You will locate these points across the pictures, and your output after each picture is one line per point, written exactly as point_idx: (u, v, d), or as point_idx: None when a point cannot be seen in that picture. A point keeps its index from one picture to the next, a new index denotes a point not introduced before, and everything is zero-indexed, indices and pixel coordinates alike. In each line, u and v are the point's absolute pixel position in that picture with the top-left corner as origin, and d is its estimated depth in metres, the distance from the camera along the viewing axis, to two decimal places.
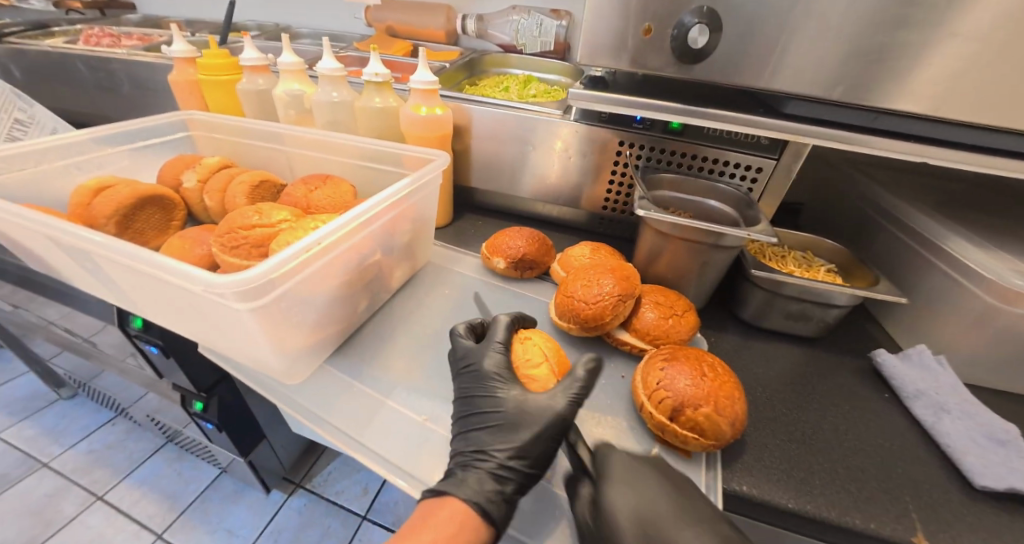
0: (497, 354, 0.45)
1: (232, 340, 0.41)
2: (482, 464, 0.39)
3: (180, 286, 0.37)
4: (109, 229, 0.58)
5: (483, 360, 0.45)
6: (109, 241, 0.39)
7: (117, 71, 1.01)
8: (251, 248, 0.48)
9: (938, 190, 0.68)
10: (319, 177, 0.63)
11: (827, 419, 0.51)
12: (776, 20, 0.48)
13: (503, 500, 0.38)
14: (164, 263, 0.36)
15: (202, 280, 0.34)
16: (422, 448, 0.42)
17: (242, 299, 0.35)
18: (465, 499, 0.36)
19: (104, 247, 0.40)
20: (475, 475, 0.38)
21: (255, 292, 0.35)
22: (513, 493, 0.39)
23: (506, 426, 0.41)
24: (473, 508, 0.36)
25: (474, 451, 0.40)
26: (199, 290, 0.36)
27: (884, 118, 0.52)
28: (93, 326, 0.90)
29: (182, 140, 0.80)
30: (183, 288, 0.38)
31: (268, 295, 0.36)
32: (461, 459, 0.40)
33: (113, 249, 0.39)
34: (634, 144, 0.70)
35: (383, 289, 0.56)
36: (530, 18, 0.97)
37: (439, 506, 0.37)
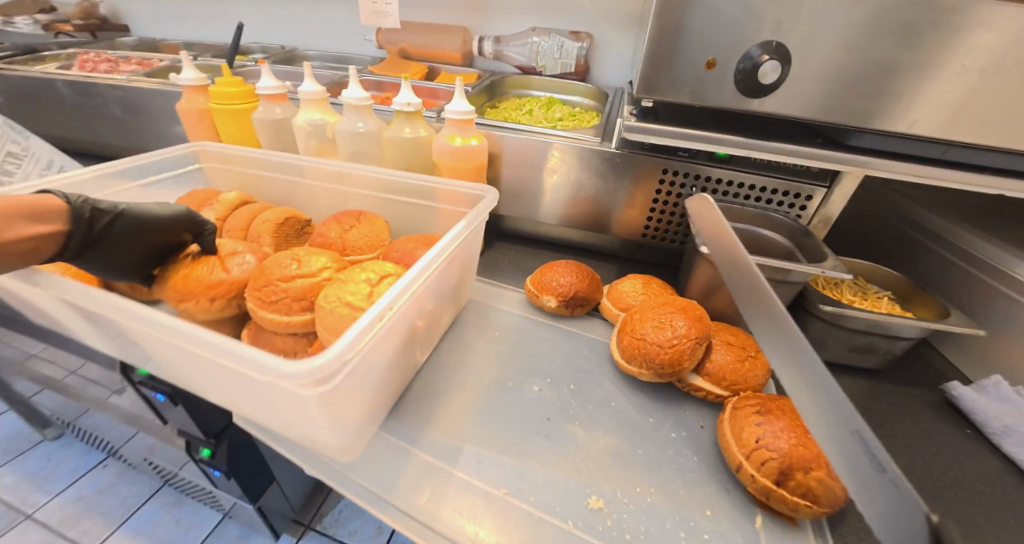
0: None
1: (285, 420, 0.36)
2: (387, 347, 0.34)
3: (236, 368, 0.33)
4: (123, 278, 0.53)
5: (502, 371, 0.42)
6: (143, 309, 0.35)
7: (115, 96, 0.96)
8: (292, 304, 0.44)
9: (990, 211, 0.66)
10: (352, 215, 0.58)
11: (918, 466, 0.48)
12: (854, 52, 0.46)
13: None
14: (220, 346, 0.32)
15: (267, 368, 0.30)
16: (502, 525, 0.36)
17: (311, 386, 0.30)
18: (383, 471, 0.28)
19: (142, 319, 0.36)
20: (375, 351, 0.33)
21: (326, 376, 0.30)
22: None
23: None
24: None
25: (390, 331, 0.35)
26: (259, 373, 0.31)
27: (954, 150, 0.51)
28: (91, 371, 0.83)
29: (193, 172, 0.75)
30: (238, 372, 0.33)
31: (338, 376, 0.32)
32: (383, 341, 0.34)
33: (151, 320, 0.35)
34: (678, 172, 0.67)
35: (430, 339, 0.51)
36: (550, 39, 0.95)
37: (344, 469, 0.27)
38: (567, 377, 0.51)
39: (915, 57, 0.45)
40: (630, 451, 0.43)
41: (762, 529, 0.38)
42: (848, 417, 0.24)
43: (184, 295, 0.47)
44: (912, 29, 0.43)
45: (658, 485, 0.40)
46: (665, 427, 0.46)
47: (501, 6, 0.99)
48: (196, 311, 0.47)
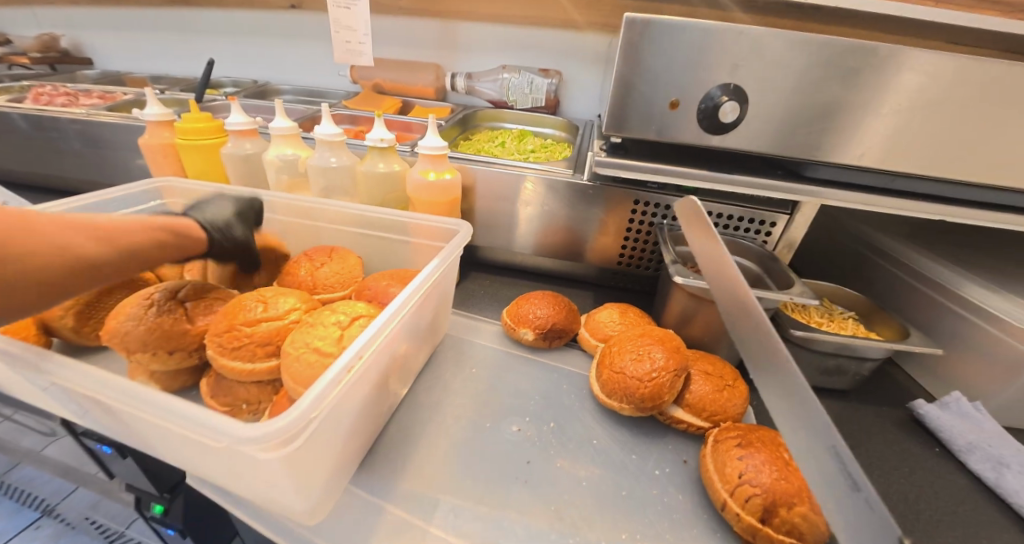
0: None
1: (244, 484, 0.33)
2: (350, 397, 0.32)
3: (190, 433, 0.30)
4: (67, 323, 0.49)
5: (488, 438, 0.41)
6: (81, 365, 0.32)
7: (72, 130, 0.92)
8: (256, 349, 0.42)
9: (935, 233, 0.71)
10: (323, 251, 0.57)
11: (892, 490, 0.49)
12: (801, 94, 0.49)
13: None
14: (171, 410, 0.30)
15: (224, 432, 0.28)
16: None
17: (270, 448, 0.28)
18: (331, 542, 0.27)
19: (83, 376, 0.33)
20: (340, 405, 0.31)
21: (288, 436, 0.28)
22: None
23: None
24: None
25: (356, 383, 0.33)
26: (214, 438, 0.29)
27: (901, 180, 0.54)
28: (29, 424, 0.76)
29: (154, 208, 0.72)
30: (193, 437, 0.31)
31: (304, 434, 0.30)
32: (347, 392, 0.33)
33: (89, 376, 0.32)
34: (648, 202, 0.69)
35: (406, 380, 0.49)
36: (520, 76, 0.98)
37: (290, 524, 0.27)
38: (547, 413, 0.50)
39: (854, 99, 0.49)
40: (614, 492, 0.42)
41: None
42: (825, 432, 0.23)
43: (136, 348, 0.43)
44: (850, 72, 0.47)
45: (644, 527, 0.39)
46: (648, 464, 0.45)
47: (473, 44, 1.03)
48: (146, 361, 0.44)
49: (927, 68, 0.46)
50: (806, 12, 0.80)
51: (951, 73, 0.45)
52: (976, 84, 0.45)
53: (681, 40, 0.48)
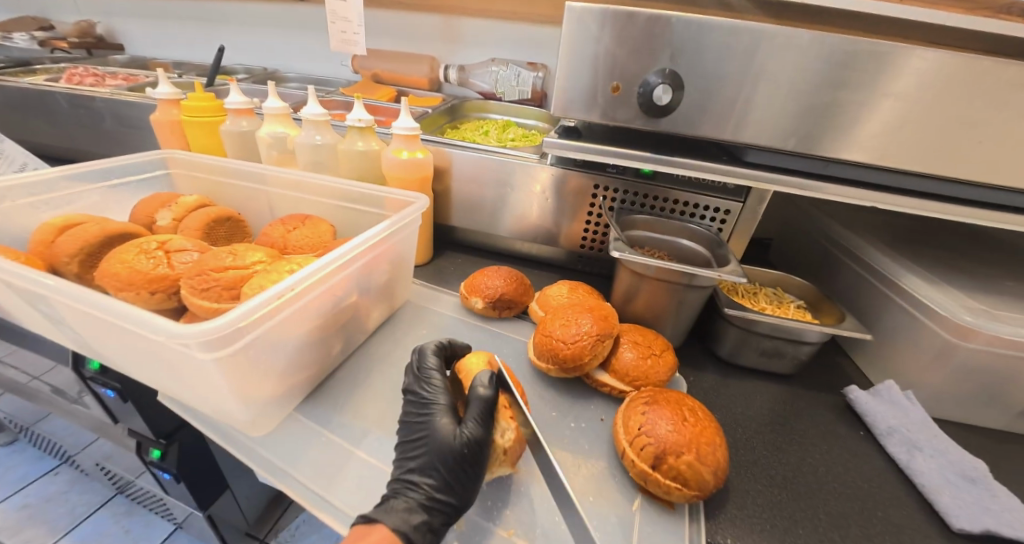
0: (441, 384, 0.44)
1: (200, 392, 0.39)
2: (412, 494, 0.38)
3: (149, 340, 0.36)
4: (71, 268, 0.56)
5: (428, 383, 0.44)
6: (63, 283, 0.39)
7: (98, 108, 1.01)
8: (222, 291, 0.48)
9: (893, 228, 0.72)
10: (297, 217, 0.62)
11: (804, 463, 0.51)
12: (731, 82, 0.53)
13: (429, 531, 0.37)
14: (129, 316, 0.35)
15: (166, 331, 0.33)
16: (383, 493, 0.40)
17: (207, 349, 0.34)
18: (391, 527, 0.35)
19: (63, 294, 0.39)
20: (405, 504, 0.37)
21: (222, 340, 0.34)
22: (439, 525, 0.38)
23: (436, 461, 0.39)
24: (398, 536, 0.35)
25: (410, 479, 0.39)
26: (164, 341, 0.35)
27: (834, 166, 0.57)
28: (47, 370, 0.84)
29: (160, 178, 0.79)
30: (150, 344, 0.37)
31: (237, 343, 0.35)
32: (396, 491, 0.38)
33: (70, 293, 0.38)
34: (608, 187, 0.72)
35: (358, 331, 0.55)
36: (508, 69, 1.03)
37: (367, 530, 0.35)
38: None
39: (780, 87, 0.52)
40: None
41: (637, 511, 0.41)
42: None
43: (122, 288, 0.49)
44: (777, 61, 0.51)
45: None
46: (567, 419, 0.50)
47: (467, 37, 1.08)
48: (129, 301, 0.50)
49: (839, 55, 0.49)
50: None
51: (872, 61, 0.49)
52: (897, 74, 0.49)
53: (620, 28, 0.53)
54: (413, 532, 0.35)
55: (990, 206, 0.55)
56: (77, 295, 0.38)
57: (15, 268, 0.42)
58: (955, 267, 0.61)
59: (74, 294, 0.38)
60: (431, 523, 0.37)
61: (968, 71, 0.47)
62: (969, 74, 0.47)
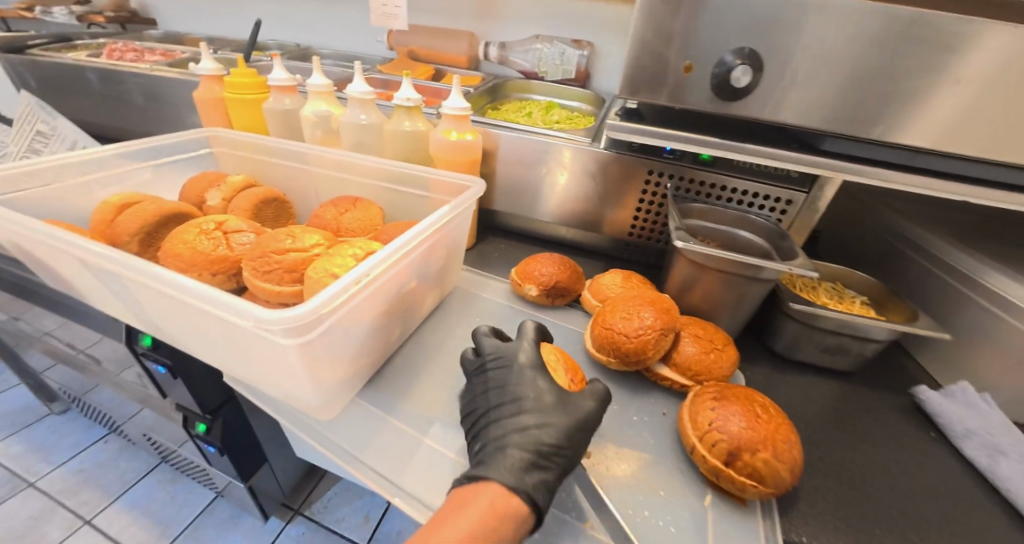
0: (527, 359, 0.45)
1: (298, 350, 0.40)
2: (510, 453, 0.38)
3: (227, 322, 0.36)
4: (130, 248, 0.57)
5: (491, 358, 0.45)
6: (140, 264, 0.39)
7: (138, 84, 1.01)
8: (283, 274, 0.47)
9: (968, 221, 0.68)
10: (348, 199, 0.61)
11: (875, 464, 0.49)
12: (815, 61, 0.49)
13: (545, 488, 0.36)
14: (212, 297, 0.35)
15: (251, 314, 0.33)
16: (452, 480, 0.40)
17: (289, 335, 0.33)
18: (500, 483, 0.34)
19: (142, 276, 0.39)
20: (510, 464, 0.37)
21: (303, 327, 0.34)
22: (554, 481, 0.37)
23: (540, 414, 0.41)
24: (513, 493, 0.34)
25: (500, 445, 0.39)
26: (246, 325, 0.35)
27: (924, 157, 0.53)
28: (100, 345, 0.87)
29: (205, 157, 0.79)
30: (227, 324, 0.36)
31: (316, 330, 0.35)
32: (490, 452, 0.38)
33: (148, 274, 0.38)
34: (663, 173, 0.69)
35: (413, 317, 0.54)
36: (552, 47, 1.00)
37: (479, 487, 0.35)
38: None
39: (871, 67, 0.48)
40: None
41: (709, 507, 0.40)
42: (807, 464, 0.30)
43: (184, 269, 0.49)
44: (873, 38, 0.46)
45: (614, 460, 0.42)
46: (630, 411, 0.48)
47: (509, 13, 1.04)
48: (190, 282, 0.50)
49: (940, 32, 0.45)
50: None
51: (984, 39, 0.44)
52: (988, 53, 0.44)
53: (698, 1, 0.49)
54: (531, 490, 0.35)
55: None
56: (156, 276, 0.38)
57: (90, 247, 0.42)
58: None
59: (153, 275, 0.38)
60: (547, 480, 0.37)
61: None
62: None
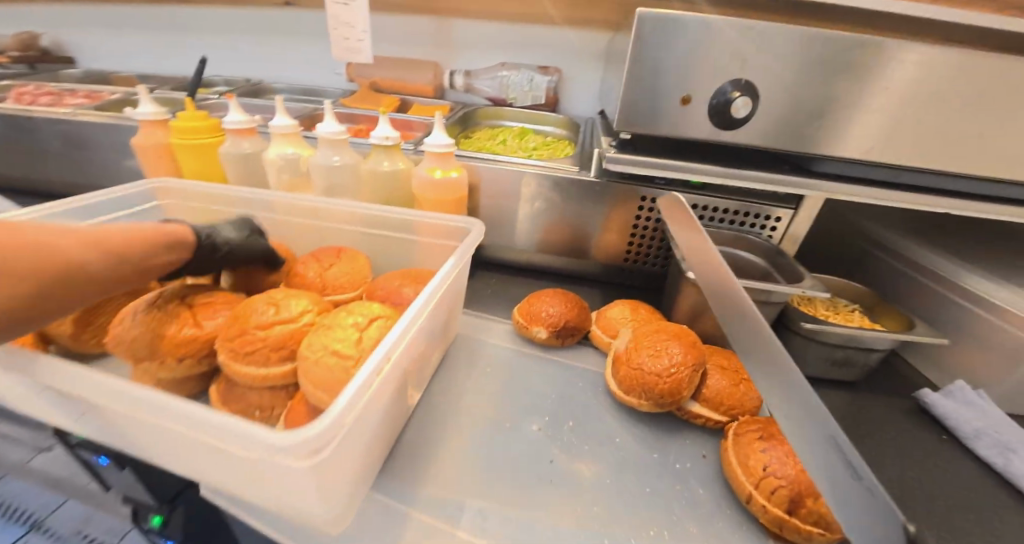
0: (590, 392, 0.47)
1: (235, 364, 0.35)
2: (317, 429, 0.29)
3: (227, 448, 0.30)
4: (65, 330, 0.48)
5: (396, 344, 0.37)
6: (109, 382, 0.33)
7: (56, 131, 0.89)
8: (271, 353, 0.40)
9: (931, 224, 0.73)
10: (331, 251, 0.55)
11: (908, 481, 0.49)
12: (808, 91, 0.50)
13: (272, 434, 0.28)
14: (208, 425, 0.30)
15: (260, 442, 0.28)
16: None
17: (304, 457, 0.28)
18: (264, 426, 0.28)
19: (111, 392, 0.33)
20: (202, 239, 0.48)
21: (322, 443, 0.28)
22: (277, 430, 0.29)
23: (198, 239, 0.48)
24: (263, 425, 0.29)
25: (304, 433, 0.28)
26: (246, 445, 0.29)
27: (905, 174, 0.56)
28: (20, 439, 0.72)
29: (150, 210, 0.69)
30: (227, 451, 0.31)
31: (334, 441, 0.30)
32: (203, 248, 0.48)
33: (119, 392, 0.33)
34: (656, 198, 0.69)
35: (421, 382, 0.48)
36: (520, 74, 0.99)
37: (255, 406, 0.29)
38: (565, 413, 0.49)
39: (858, 96, 0.50)
40: (638, 490, 0.41)
41: None
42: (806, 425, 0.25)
43: (145, 358, 0.42)
44: (860, 70, 0.49)
45: (670, 523, 0.39)
46: (669, 459, 0.45)
47: (473, 42, 1.02)
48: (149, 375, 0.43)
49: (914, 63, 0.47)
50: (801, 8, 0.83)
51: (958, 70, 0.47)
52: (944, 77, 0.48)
53: (694, 34, 0.49)
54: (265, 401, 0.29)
55: None
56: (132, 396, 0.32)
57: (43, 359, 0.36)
58: (1008, 260, 0.62)
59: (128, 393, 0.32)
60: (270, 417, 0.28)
61: None
62: None
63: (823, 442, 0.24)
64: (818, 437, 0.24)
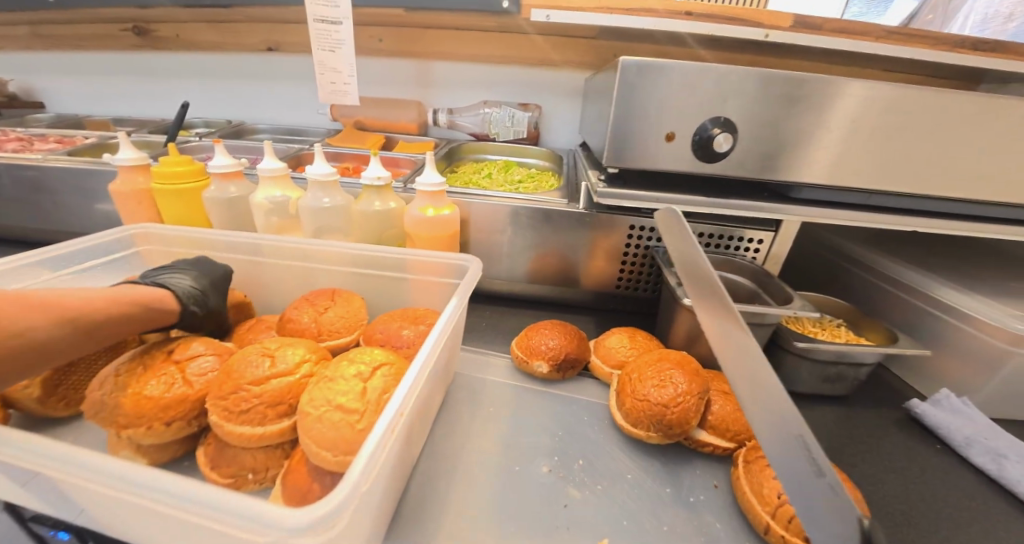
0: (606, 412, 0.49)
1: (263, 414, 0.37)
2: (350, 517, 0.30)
3: (229, 532, 0.29)
4: (33, 394, 0.45)
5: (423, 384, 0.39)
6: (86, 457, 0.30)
7: (25, 179, 0.85)
8: (269, 410, 0.39)
9: (898, 240, 0.77)
10: (325, 295, 0.54)
11: (914, 496, 0.50)
12: (781, 125, 0.54)
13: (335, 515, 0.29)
14: (210, 509, 0.28)
15: (269, 523, 0.26)
16: None
17: (316, 529, 0.27)
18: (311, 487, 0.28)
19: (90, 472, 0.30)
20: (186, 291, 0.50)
21: (338, 510, 0.27)
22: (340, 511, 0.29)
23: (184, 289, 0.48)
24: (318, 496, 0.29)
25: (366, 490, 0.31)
26: (248, 521, 0.27)
27: (874, 197, 0.60)
28: None
29: (129, 258, 0.66)
30: (228, 533, 0.29)
31: (345, 514, 0.28)
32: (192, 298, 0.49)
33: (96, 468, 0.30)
34: (643, 226, 0.71)
35: (425, 427, 0.47)
36: (501, 110, 1.02)
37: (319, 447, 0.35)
38: (574, 450, 0.48)
39: (828, 127, 0.54)
40: (656, 527, 0.41)
41: None
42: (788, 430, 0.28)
43: (129, 425, 0.39)
44: (826, 104, 0.53)
45: None
46: (683, 492, 0.45)
47: (455, 81, 1.05)
48: (130, 441, 0.40)
49: (872, 99, 0.52)
50: (761, 46, 0.89)
51: (912, 103, 0.52)
52: (889, 115, 0.52)
53: (674, 77, 0.52)
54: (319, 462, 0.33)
55: (1004, 222, 0.61)
56: (120, 478, 0.30)
57: (8, 436, 0.33)
58: (973, 272, 0.66)
59: (113, 476, 0.30)
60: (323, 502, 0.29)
61: (990, 109, 0.52)
62: (989, 110, 0.52)
63: (790, 442, 0.29)
64: (785, 436, 0.29)
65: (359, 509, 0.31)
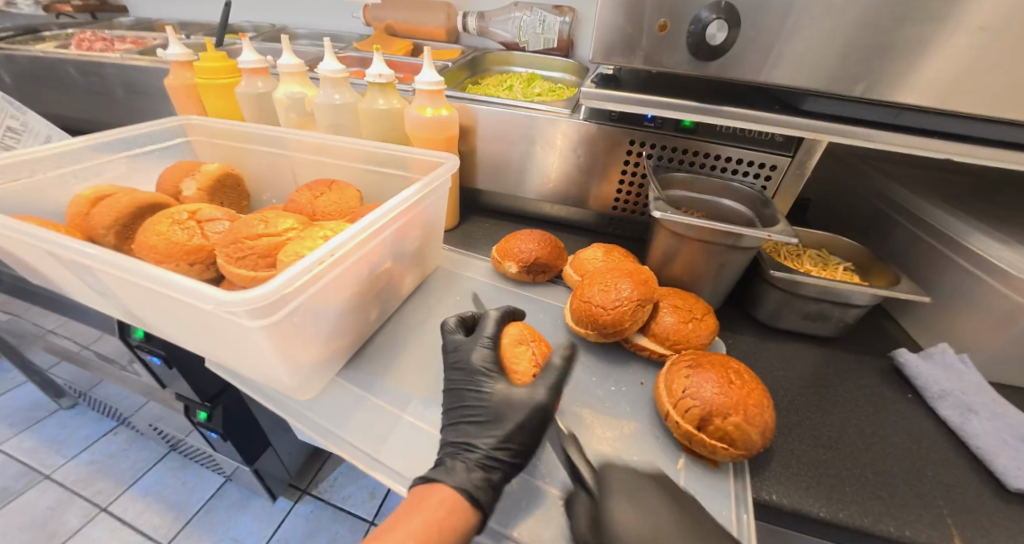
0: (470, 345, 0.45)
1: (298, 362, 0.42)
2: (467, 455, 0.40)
3: (203, 312, 0.38)
4: (109, 240, 0.58)
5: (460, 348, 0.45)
6: (110, 256, 0.40)
7: (110, 76, 0.98)
8: (258, 259, 0.47)
9: (952, 185, 0.67)
10: (323, 183, 0.61)
11: (855, 426, 0.48)
12: (797, 15, 0.46)
13: (489, 486, 0.39)
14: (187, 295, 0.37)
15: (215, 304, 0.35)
16: (414, 451, 0.42)
17: (254, 317, 0.35)
18: (454, 486, 0.37)
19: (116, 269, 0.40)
20: (464, 465, 0.39)
21: (267, 309, 0.35)
22: (499, 481, 0.40)
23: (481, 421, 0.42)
24: (461, 495, 0.37)
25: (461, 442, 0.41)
26: (210, 309, 0.36)
27: (907, 114, 0.51)
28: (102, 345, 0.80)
29: (181, 146, 0.78)
30: (203, 313, 0.38)
31: (283, 310, 0.37)
32: (452, 454, 0.40)
33: (119, 265, 0.40)
34: (643, 142, 0.68)
35: (393, 297, 0.55)
36: (533, 14, 0.94)
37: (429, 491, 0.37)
38: None
39: (861, 19, 0.45)
40: None
41: (683, 470, 0.42)
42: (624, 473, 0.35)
43: (161, 260, 0.49)
44: None
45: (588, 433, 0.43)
46: (606, 383, 0.50)
47: None
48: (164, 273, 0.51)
49: None
50: None
51: None
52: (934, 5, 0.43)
53: None
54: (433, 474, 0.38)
55: None
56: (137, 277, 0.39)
57: (67, 243, 0.43)
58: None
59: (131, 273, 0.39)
60: (490, 480, 0.39)
61: None
62: None
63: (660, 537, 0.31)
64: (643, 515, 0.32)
65: (297, 324, 0.39)
